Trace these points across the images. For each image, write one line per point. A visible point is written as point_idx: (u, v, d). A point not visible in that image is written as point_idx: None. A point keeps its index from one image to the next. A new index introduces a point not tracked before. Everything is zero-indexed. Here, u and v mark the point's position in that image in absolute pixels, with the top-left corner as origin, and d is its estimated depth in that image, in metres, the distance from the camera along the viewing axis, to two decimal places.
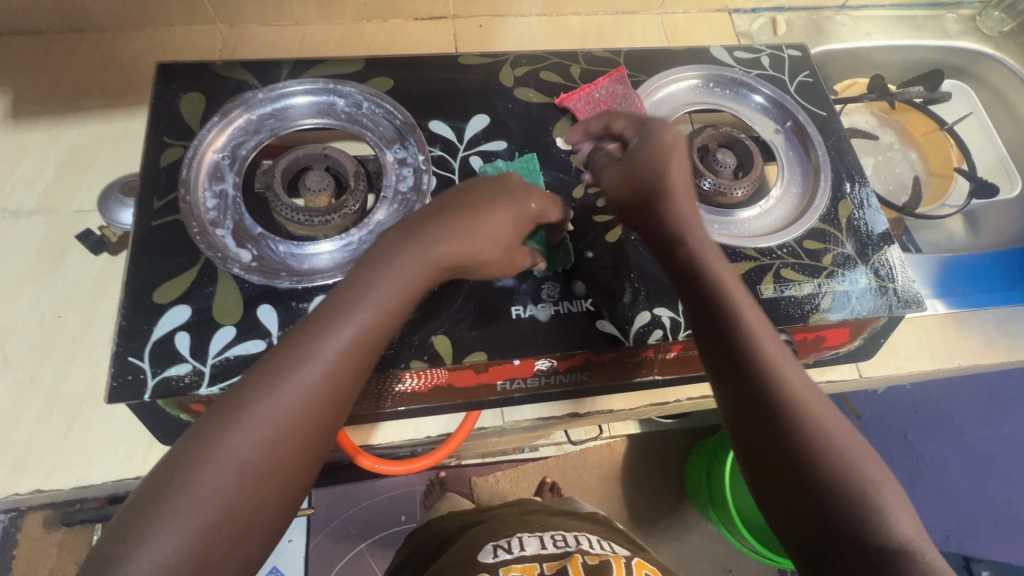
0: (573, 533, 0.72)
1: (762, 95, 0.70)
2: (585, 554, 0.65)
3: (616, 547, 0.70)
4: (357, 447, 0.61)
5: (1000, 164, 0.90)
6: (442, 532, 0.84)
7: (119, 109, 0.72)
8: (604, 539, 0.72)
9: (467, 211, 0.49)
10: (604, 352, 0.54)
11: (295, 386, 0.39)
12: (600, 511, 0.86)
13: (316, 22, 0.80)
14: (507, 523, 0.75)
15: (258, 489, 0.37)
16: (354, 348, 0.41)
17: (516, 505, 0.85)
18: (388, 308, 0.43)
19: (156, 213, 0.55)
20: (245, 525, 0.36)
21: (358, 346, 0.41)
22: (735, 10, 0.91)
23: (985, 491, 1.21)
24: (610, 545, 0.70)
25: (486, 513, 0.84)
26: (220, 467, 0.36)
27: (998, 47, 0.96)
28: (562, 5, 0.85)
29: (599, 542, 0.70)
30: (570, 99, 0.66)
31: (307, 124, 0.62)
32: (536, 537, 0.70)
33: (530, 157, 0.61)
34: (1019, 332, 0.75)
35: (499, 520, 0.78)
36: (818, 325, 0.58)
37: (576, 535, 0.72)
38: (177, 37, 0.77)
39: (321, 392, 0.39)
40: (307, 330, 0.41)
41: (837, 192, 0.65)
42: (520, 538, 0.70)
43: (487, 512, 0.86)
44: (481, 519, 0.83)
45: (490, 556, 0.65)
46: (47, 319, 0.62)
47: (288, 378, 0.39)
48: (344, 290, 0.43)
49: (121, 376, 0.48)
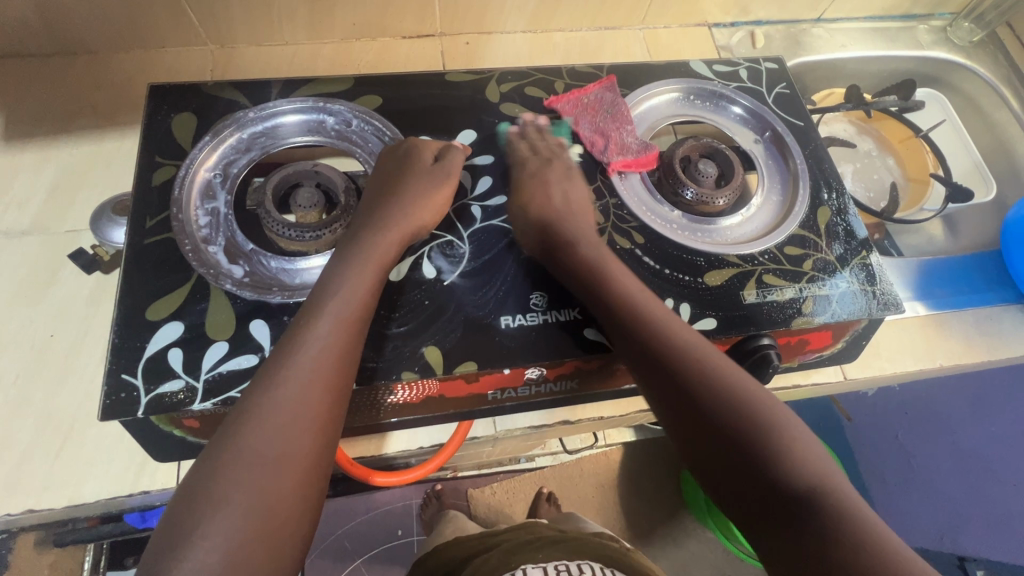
0: (577, 562, 0.72)
1: (740, 107, 0.73)
2: None
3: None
4: (351, 459, 0.62)
5: (976, 167, 0.92)
6: (449, 562, 0.84)
7: (111, 129, 0.73)
8: (607, 567, 0.71)
9: (391, 200, 0.56)
10: (593, 358, 0.55)
11: (299, 379, 0.45)
12: (611, 539, 0.84)
13: (305, 41, 0.82)
14: (510, 555, 0.75)
15: (291, 463, 0.42)
16: (338, 339, 0.47)
17: (525, 531, 0.85)
18: (355, 297, 0.49)
19: (148, 231, 0.56)
20: (281, 512, 0.41)
21: (340, 335, 0.47)
22: (715, 23, 0.93)
23: (977, 489, 1.22)
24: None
25: (495, 540, 0.84)
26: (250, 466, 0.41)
27: (968, 55, 0.99)
28: (547, 22, 0.87)
29: (603, 572, 0.70)
30: (560, 102, 0.69)
31: (297, 141, 0.63)
32: (540, 568, 0.70)
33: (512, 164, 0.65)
34: (999, 332, 0.76)
35: (506, 549, 0.78)
36: (801, 329, 0.59)
37: (580, 564, 0.71)
38: (168, 58, 0.78)
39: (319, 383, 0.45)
40: (297, 335, 0.47)
41: (816, 199, 0.67)
42: (524, 571, 0.69)
43: (496, 537, 0.86)
44: (488, 546, 0.83)
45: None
46: (40, 339, 0.62)
47: (288, 377, 0.45)
48: (322, 297, 0.49)
49: (114, 394, 0.48)
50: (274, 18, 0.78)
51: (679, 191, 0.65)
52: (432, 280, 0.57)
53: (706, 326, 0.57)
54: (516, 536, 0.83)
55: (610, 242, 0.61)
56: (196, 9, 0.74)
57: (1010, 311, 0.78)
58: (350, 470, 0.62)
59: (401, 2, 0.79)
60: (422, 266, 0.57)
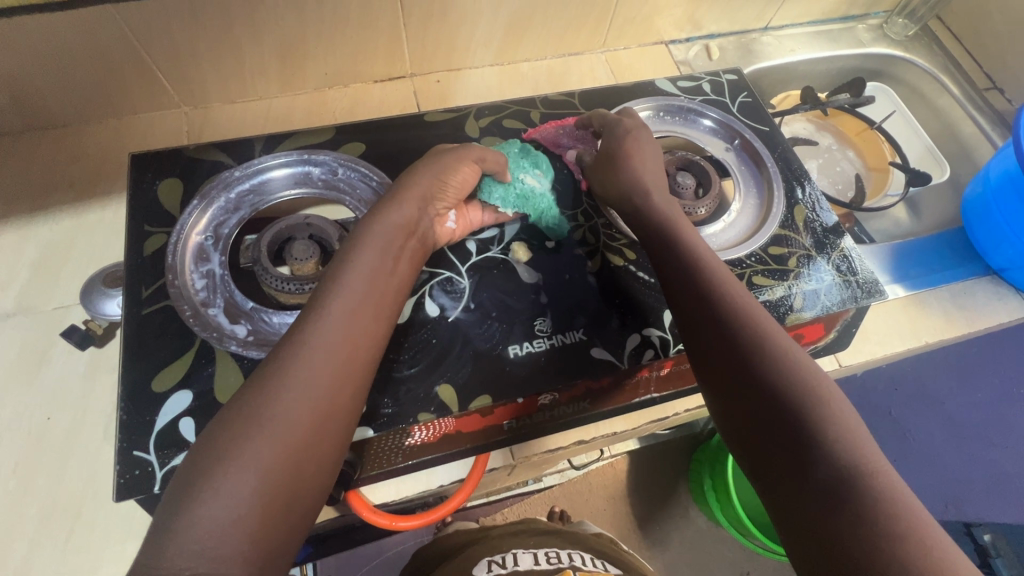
0: (568, 551, 0.72)
1: (709, 119, 0.76)
2: (577, 570, 0.65)
3: (609, 565, 0.70)
4: (373, 508, 0.61)
5: (928, 151, 0.97)
6: (444, 549, 0.82)
7: (91, 200, 0.73)
8: (598, 558, 0.72)
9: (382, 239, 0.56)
10: (603, 377, 0.56)
11: None
12: (601, 535, 0.83)
13: (279, 95, 0.83)
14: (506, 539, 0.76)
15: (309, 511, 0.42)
16: None
17: (518, 524, 0.84)
18: None
19: (144, 301, 0.56)
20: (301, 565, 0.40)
21: None
22: (670, 41, 0.98)
23: (973, 456, 1.26)
24: (603, 563, 0.70)
25: (489, 530, 0.83)
26: None
27: (906, 49, 1.05)
28: (512, 54, 0.90)
29: (592, 559, 0.70)
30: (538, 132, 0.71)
31: (286, 195, 0.64)
32: (529, 552, 0.71)
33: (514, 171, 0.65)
34: (975, 304, 0.80)
35: (496, 537, 0.78)
36: (795, 324, 0.62)
37: (570, 552, 0.72)
38: (143, 124, 0.78)
39: None
40: None
41: (791, 198, 0.70)
42: (515, 554, 0.70)
43: (486, 530, 0.84)
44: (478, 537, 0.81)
45: (485, 572, 0.66)
46: (37, 423, 0.60)
47: None
48: None
49: (128, 472, 0.47)
50: (247, 75, 0.79)
51: None
52: (436, 318, 0.57)
53: None
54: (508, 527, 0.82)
55: (604, 261, 0.63)
56: (168, 74, 0.75)
57: (981, 283, 0.83)
58: (374, 520, 0.60)
59: (371, 49, 0.81)
60: (425, 305, 0.58)
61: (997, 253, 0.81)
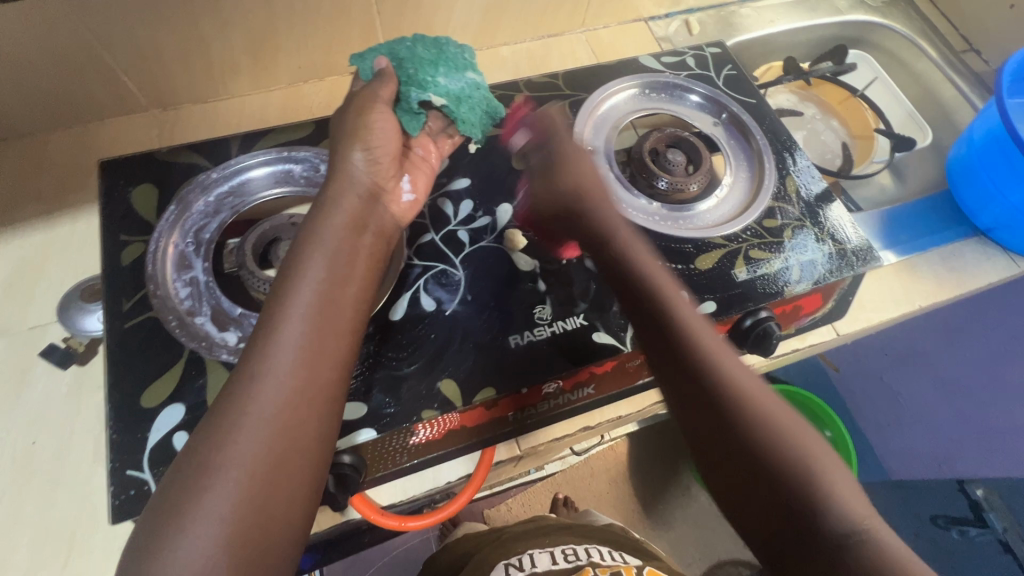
0: (585, 546, 0.71)
1: (697, 94, 0.74)
2: (596, 566, 0.65)
3: (630, 558, 0.70)
4: (379, 509, 0.59)
5: (910, 117, 0.99)
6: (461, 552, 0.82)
7: (61, 213, 0.70)
8: (616, 550, 0.72)
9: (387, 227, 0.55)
10: (606, 361, 0.55)
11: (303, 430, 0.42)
12: (615, 523, 0.84)
13: (252, 91, 0.80)
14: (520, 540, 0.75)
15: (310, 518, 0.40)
16: (338, 382, 0.45)
17: (532, 521, 0.83)
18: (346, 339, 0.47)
19: (127, 314, 0.53)
20: None
21: (340, 377, 0.45)
22: (650, 17, 0.97)
23: (963, 414, 1.29)
24: (622, 556, 0.69)
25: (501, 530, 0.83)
26: (265, 536, 0.38)
27: (884, 14, 1.05)
28: (491, 38, 0.88)
29: (610, 553, 0.70)
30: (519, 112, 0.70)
31: (267, 194, 0.61)
32: (547, 552, 0.70)
33: (409, 77, 0.57)
34: (964, 266, 0.81)
35: (511, 537, 0.77)
36: (794, 296, 0.62)
37: (587, 547, 0.71)
38: (110, 130, 0.75)
39: (325, 428, 0.43)
40: None
41: (782, 170, 0.69)
42: (532, 555, 0.69)
43: (499, 531, 0.83)
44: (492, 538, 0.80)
45: None
46: (22, 448, 0.57)
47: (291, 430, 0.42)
48: None
49: (122, 493, 0.45)
50: (215, 72, 0.75)
51: (654, 183, 0.67)
52: (433, 312, 0.56)
53: (707, 310, 0.58)
54: (521, 526, 0.82)
55: None
56: (134, 76, 0.71)
57: (970, 244, 0.83)
58: (381, 522, 0.58)
59: (344, 40, 0.79)
60: (421, 300, 0.57)
61: (984, 213, 0.82)
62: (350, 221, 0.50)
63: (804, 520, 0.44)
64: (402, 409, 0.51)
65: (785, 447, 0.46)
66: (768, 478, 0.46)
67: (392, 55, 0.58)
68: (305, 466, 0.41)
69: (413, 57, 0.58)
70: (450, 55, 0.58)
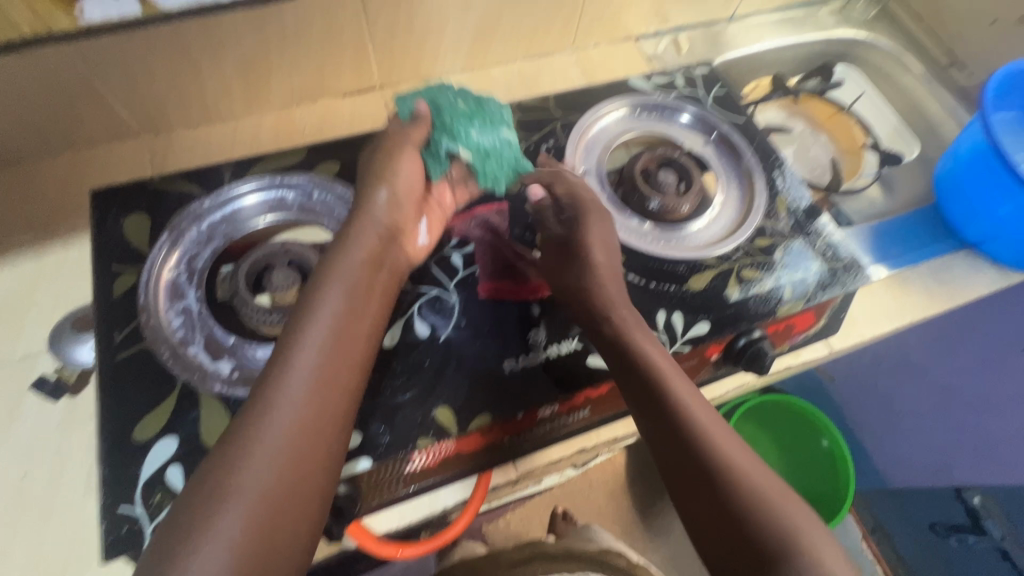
0: None
1: (687, 114, 0.75)
2: None
3: None
4: (376, 538, 0.58)
5: (897, 130, 1.01)
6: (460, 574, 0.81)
7: (53, 240, 0.69)
8: None
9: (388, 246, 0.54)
10: (601, 385, 0.56)
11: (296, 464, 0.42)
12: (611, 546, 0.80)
13: (244, 115, 0.80)
14: None
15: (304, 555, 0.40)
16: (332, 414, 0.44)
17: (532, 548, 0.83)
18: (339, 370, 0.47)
19: (118, 346, 0.53)
20: None
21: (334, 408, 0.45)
22: (640, 36, 0.98)
23: (959, 423, 1.30)
24: None
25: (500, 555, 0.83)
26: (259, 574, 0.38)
27: (868, 31, 1.07)
28: (483, 59, 0.89)
29: None
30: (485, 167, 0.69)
31: (260, 222, 0.61)
32: None
33: (442, 124, 0.56)
34: (954, 279, 0.82)
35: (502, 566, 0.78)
36: (786, 315, 0.62)
37: None
38: (102, 156, 0.75)
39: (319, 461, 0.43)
40: None
41: (772, 189, 0.70)
42: None
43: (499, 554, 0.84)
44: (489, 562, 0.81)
45: None
46: (12, 481, 0.57)
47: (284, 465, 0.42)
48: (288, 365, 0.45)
49: (114, 530, 0.45)
50: (209, 99, 0.76)
51: (645, 204, 0.68)
52: (427, 338, 0.56)
53: (701, 330, 0.59)
54: (519, 552, 0.82)
55: None
56: (126, 103, 0.71)
57: (959, 257, 0.84)
58: (378, 550, 0.58)
59: (338, 63, 0.79)
60: (416, 326, 0.57)
61: (972, 227, 0.82)
62: (348, 251, 0.51)
63: (771, 547, 0.44)
64: (398, 438, 0.51)
65: (750, 481, 0.47)
66: (736, 510, 0.46)
67: (431, 101, 0.57)
68: (298, 501, 0.41)
69: (450, 104, 0.56)
70: (489, 110, 0.58)
